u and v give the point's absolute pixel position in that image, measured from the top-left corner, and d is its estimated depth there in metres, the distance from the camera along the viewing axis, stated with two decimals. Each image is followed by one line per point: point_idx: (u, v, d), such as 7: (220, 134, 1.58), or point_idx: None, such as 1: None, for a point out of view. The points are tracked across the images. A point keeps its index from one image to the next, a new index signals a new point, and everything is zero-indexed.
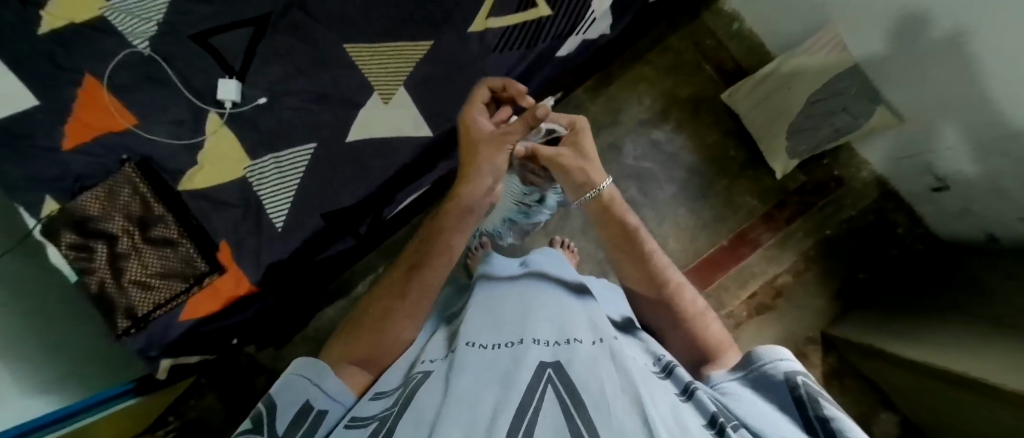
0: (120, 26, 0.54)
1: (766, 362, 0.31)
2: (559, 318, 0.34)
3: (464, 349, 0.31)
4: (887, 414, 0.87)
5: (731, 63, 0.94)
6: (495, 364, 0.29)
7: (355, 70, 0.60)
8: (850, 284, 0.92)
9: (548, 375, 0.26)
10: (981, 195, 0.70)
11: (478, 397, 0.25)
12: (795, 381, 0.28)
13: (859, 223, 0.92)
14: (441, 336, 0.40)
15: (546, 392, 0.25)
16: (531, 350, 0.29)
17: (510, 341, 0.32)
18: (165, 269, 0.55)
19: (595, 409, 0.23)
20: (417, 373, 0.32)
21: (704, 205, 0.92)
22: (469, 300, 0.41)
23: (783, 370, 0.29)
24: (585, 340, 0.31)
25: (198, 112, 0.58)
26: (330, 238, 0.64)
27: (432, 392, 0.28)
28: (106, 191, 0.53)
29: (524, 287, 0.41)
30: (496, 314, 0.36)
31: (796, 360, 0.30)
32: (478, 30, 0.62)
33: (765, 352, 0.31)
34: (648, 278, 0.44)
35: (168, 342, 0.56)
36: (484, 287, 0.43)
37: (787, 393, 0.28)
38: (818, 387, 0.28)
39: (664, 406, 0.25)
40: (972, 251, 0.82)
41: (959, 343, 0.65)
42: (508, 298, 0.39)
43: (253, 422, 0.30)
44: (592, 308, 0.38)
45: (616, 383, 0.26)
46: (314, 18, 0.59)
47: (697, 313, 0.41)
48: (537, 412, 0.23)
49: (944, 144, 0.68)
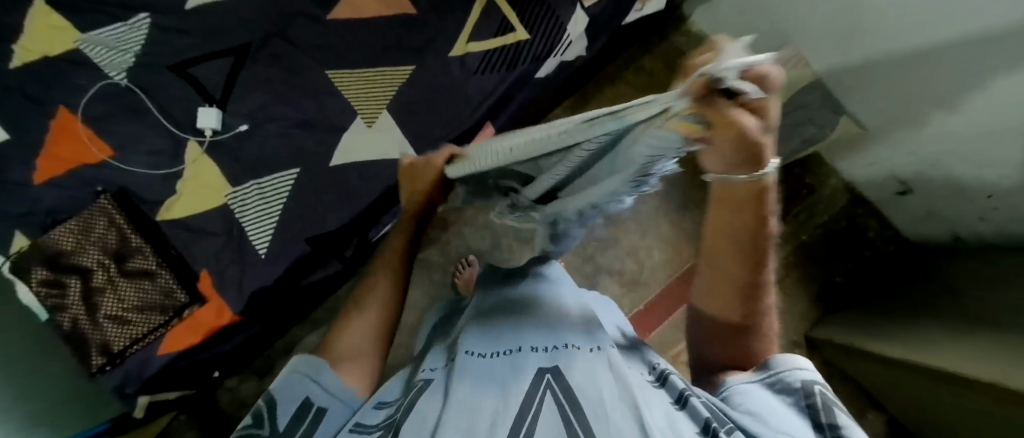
0: (96, 58, 0.55)
1: (782, 369, 0.29)
2: (555, 326, 0.34)
3: (462, 357, 0.31)
4: (874, 414, 0.89)
5: None
6: (493, 371, 0.29)
7: (338, 96, 0.61)
8: (829, 288, 0.95)
9: (547, 380, 0.27)
10: (942, 198, 0.74)
11: (479, 405, 0.26)
12: (810, 390, 0.27)
13: (834, 228, 0.95)
14: (442, 344, 0.40)
15: (545, 397, 0.26)
16: (530, 359, 0.29)
17: (508, 348, 0.32)
18: (143, 303, 0.53)
19: (595, 417, 0.24)
20: (420, 380, 0.32)
21: (685, 216, 0.94)
22: (473, 309, 0.40)
23: (800, 378, 0.27)
24: (582, 347, 0.31)
25: (176, 141, 0.57)
26: (315, 263, 0.62)
27: (432, 402, 0.28)
28: (81, 224, 0.52)
29: (527, 293, 0.40)
30: (496, 322, 0.36)
31: (814, 370, 0.28)
32: (458, 54, 0.63)
33: (782, 359, 0.29)
34: (721, 287, 0.33)
35: (145, 377, 0.53)
36: (483, 295, 0.42)
37: (799, 401, 0.27)
38: (835, 400, 0.27)
39: (660, 414, 0.25)
40: (940, 250, 0.85)
41: (939, 338, 0.66)
42: (506, 305, 0.38)
43: (254, 417, 0.33)
44: (587, 314, 0.37)
45: (614, 392, 0.26)
46: (295, 47, 0.60)
47: (756, 323, 0.34)
48: (535, 419, 0.24)
49: (906, 150, 0.72)
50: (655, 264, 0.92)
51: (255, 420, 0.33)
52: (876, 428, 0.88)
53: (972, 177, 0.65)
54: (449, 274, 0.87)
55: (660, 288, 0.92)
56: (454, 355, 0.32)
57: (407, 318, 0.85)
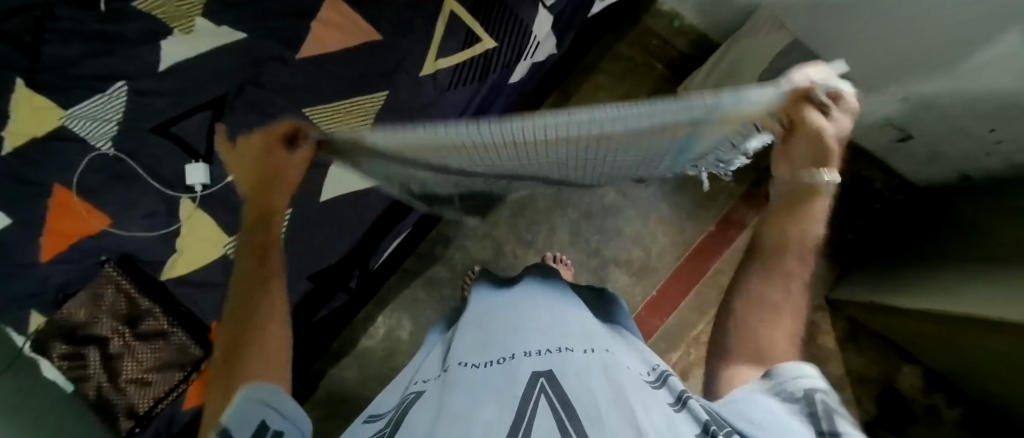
0: (82, 132, 0.56)
1: (784, 379, 0.28)
2: (551, 331, 0.35)
3: (457, 369, 0.32)
4: (909, 367, 0.87)
5: (681, 58, 0.97)
6: (487, 377, 0.29)
7: (318, 132, 0.62)
8: (841, 246, 0.93)
9: (541, 385, 0.27)
10: (944, 139, 0.72)
11: (472, 411, 0.25)
12: (812, 395, 0.26)
13: (838, 185, 0.94)
14: (434, 356, 0.41)
15: (539, 400, 0.25)
16: (524, 364, 0.30)
17: (502, 356, 0.32)
18: (160, 361, 0.55)
19: (589, 421, 0.23)
20: (410, 394, 0.32)
21: (684, 196, 0.93)
22: (462, 321, 0.42)
23: (803, 387, 0.27)
24: (577, 349, 0.32)
25: (169, 201, 0.58)
26: (322, 297, 0.65)
27: (423, 413, 0.28)
28: (91, 295, 0.54)
29: (519, 303, 0.41)
30: (487, 332, 0.37)
31: (820, 381, 0.28)
32: (429, 73, 0.64)
33: (785, 369, 0.29)
34: (763, 267, 0.36)
35: (174, 434, 0.55)
36: (475, 305, 0.44)
37: (801, 410, 0.26)
38: (839, 411, 0.26)
39: (658, 416, 0.25)
40: (951, 192, 0.83)
41: (964, 283, 0.65)
42: (501, 314, 0.40)
43: None
44: (585, 320, 0.39)
45: (608, 394, 0.26)
46: (270, 90, 0.61)
47: (780, 315, 0.34)
48: (530, 421, 0.23)
49: (899, 96, 0.70)
50: (662, 248, 0.92)
51: None
52: (912, 382, 0.86)
53: (971, 114, 0.64)
54: (458, 287, 0.87)
55: (670, 272, 0.91)
56: (447, 367, 0.33)
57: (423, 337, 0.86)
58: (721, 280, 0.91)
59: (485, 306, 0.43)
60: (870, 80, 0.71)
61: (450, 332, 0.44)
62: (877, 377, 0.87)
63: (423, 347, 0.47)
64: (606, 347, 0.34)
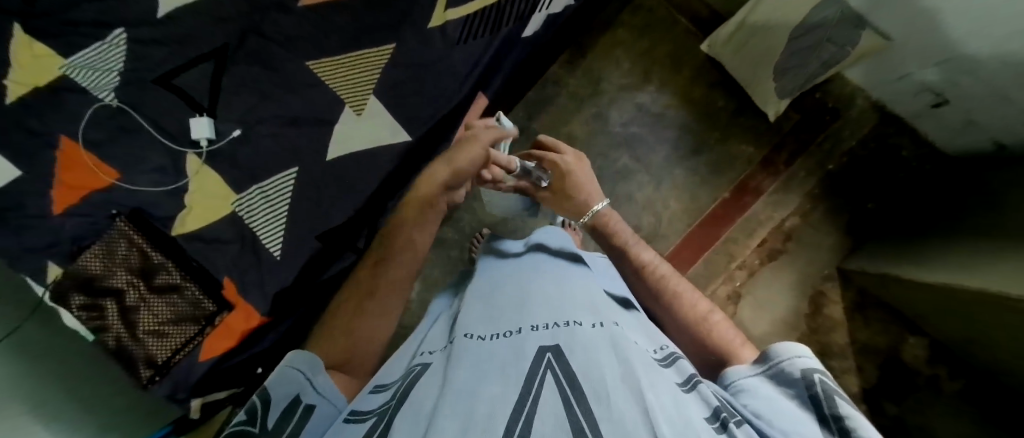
0: (83, 82, 0.54)
1: (783, 359, 0.31)
2: (559, 305, 0.34)
3: (462, 341, 0.32)
4: (915, 339, 0.86)
5: (706, 11, 0.90)
6: (493, 353, 0.29)
7: (323, 87, 0.60)
8: (859, 216, 0.90)
9: (548, 361, 0.27)
10: (982, 105, 0.68)
11: (478, 387, 0.25)
12: (810, 378, 0.29)
13: (862, 152, 0.90)
14: (439, 327, 0.41)
15: (546, 378, 0.25)
16: (530, 338, 0.30)
17: (508, 329, 0.32)
18: (174, 315, 0.56)
19: (596, 401, 0.23)
20: (416, 366, 0.33)
21: (699, 161, 0.91)
22: (468, 291, 0.42)
23: (800, 368, 0.30)
24: (585, 324, 0.31)
25: (176, 156, 0.57)
26: (330, 257, 0.65)
27: (429, 387, 0.28)
28: (104, 248, 0.54)
29: (528, 275, 0.41)
30: (495, 304, 0.37)
31: (814, 358, 0.30)
32: (438, 24, 0.61)
33: (782, 348, 0.31)
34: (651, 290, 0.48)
35: (193, 383, 0.58)
36: (480, 278, 0.44)
37: (802, 390, 0.29)
38: (836, 389, 0.28)
39: (667, 398, 0.25)
40: (983, 162, 0.79)
41: (984, 260, 0.62)
42: (508, 285, 0.39)
43: (247, 413, 0.32)
44: (594, 293, 0.38)
45: (616, 373, 0.25)
46: (271, 41, 0.58)
47: (708, 320, 0.42)
48: (537, 401, 0.23)
49: (938, 57, 0.65)
50: (673, 214, 0.90)
51: (248, 417, 0.31)
52: (918, 354, 0.86)
53: (1014, 79, 0.60)
54: (467, 250, 0.87)
55: (680, 239, 0.90)
56: (453, 338, 0.33)
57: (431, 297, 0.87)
58: (731, 248, 0.89)
59: (491, 278, 0.42)
60: (909, 40, 0.66)
61: (455, 302, 0.45)
62: (883, 348, 0.87)
63: (431, 311, 0.47)
64: (615, 320, 0.34)
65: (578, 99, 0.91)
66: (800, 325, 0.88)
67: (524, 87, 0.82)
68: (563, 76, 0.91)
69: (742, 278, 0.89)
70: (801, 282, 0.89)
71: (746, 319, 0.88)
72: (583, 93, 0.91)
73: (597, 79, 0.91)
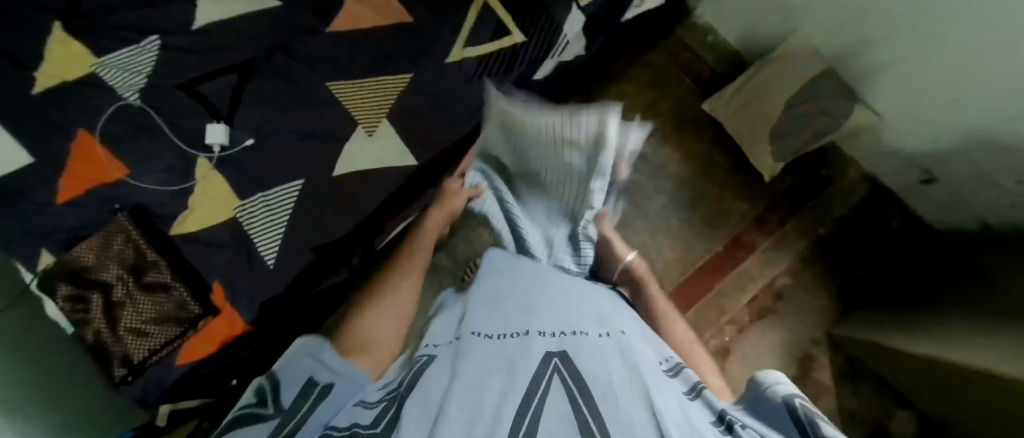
0: (110, 81, 0.56)
1: (764, 386, 0.28)
2: (564, 313, 0.35)
3: (470, 337, 0.31)
4: (903, 412, 0.85)
5: (709, 73, 0.96)
6: (502, 350, 0.29)
7: (338, 107, 0.62)
8: (849, 282, 0.91)
9: (555, 364, 0.26)
10: (967, 184, 0.71)
11: (484, 381, 0.25)
12: (790, 400, 0.25)
13: (853, 219, 0.92)
14: (444, 319, 0.40)
15: (553, 378, 0.25)
16: (536, 341, 0.29)
17: (515, 331, 0.32)
18: (158, 315, 0.55)
19: (603, 399, 0.23)
20: (421, 357, 0.32)
21: (695, 213, 0.93)
22: (473, 293, 0.42)
23: (780, 392, 0.26)
24: (592, 333, 0.31)
25: (187, 158, 0.59)
26: (324, 270, 0.65)
27: (437, 375, 0.27)
28: (100, 241, 0.55)
29: (534, 283, 0.40)
30: (501, 307, 0.36)
31: (796, 388, 0.27)
32: (455, 61, 0.65)
33: (765, 377, 0.29)
34: None
35: (166, 386, 0.57)
36: (490, 279, 0.43)
37: (782, 415, 0.25)
38: (818, 413, 0.24)
39: (674, 401, 0.24)
40: (970, 240, 0.81)
41: (980, 332, 0.63)
42: (516, 290, 0.39)
43: (256, 397, 0.30)
44: (596, 306, 0.38)
45: (624, 376, 0.25)
46: (297, 60, 0.62)
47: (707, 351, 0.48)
48: (543, 398, 0.23)
49: (923, 135, 0.69)
50: (666, 262, 0.91)
51: (257, 400, 0.29)
52: (906, 429, 0.84)
53: (997, 163, 0.63)
54: (459, 278, 0.87)
55: (673, 285, 0.90)
56: (460, 335, 0.33)
57: (419, 323, 0.86)
58: (723, 301, 0.89)
59: (499, 281, 0.42)
60: (898, 116, 0.71)
61: (464, 296, 0.44)
62: (870, 418, 0.85)
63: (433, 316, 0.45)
64: (621, 329, 0.34)
65: None
66: None
67: None
68: None
69: (732, 333, 0.88)
70: (792, 343, 0.88)
71: (734, 375, 0.86)
72: None
73: None
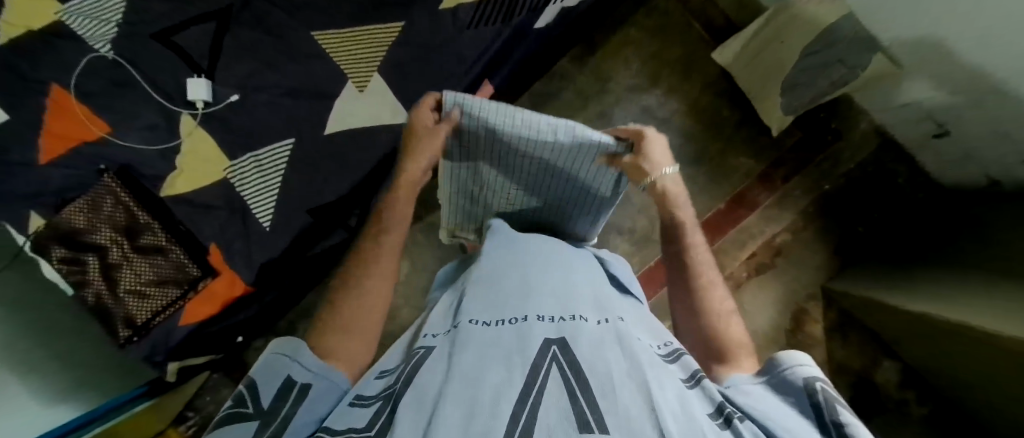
0: (79, 30, 0.52)
1: (784, 367, 0.29)
2: (562, 296, 0.34)
3: (467, 326, 0.31)
4: (889, 363, 0.88)
5: (721, 19, 0.90)
6: (499, 339, 0.29)
7: (326, 60, 0.59)
8: (849, 238, 0.91)
9: (553, 353, 0.26)
10: (981, 140, 0.68)
11: (482, 374, 0.25)
12: (814, 385, 0.27)
13: (860, 175, 0.90)
14: (442, 306, 0.40)
15: (550, 370, 0.25)
16: (535, 328, 0.29)
17: (514, 317, 0.32)
18: (158, 276, 0.55)
19: (601, 394, 0.22)
20: (418, 350, 0.32)
21: (698, 170, 0.91)
22: (472, 273, 0.41)
23: (802, 376, 0.28)
24: (590, 319, 0.31)
25: (169, 115, 0.56)
26: (322, 232, 0.63)
27: (435, 368, 0.27)
28: (90, 202, 0.53)
29: (534, 264, 0.40)
30: (498, 290, 0.36)
31: (816, 369, 0.29)
32: (449, 7, 0.60)
33: (785, 357, 0.30)
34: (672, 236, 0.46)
35: (172, 345, 0.58)
36: (489, 256, 0.42)
37: (803, 398, 0.27)
38: (838, 398, 0.27)
39: (672, 393, 0.24)
40: (976, 196, 0.80)
41: (974, 291, 0.63)
42: (513, 272, 0.38)
43: (236, 400, 0.29)
44: (597, 286, 0.38)
45: (622, 367, 0.25)
46: (277, 7, 0.57)
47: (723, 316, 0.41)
48: (541, 391, 0.23)
49: (941, 89, 0.66)
50: None
51: (237, 402, 0.29)
52: (890, 378, 0.88)
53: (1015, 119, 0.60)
54: None
55: None
56: (457, 324, 0.32)
57: (419, 280, 0.86)
58: (721, 259, 0.90)
59: (498, 262, 0.41)
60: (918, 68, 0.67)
61: (462, 279, 0.44)
62: (857, 368, 0.88)
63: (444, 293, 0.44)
64: (620, 316, 0.33)
65: (584, 95, 0.90)
66: (779, 341, 0.89)
67: (528, 81, 0.82)
68: (571, 70, 0.90)
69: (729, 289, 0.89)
70: (787, 298, 0.90)
71: None
72: (591, 89, 0.90)
73: (606, 78, 0.90)
